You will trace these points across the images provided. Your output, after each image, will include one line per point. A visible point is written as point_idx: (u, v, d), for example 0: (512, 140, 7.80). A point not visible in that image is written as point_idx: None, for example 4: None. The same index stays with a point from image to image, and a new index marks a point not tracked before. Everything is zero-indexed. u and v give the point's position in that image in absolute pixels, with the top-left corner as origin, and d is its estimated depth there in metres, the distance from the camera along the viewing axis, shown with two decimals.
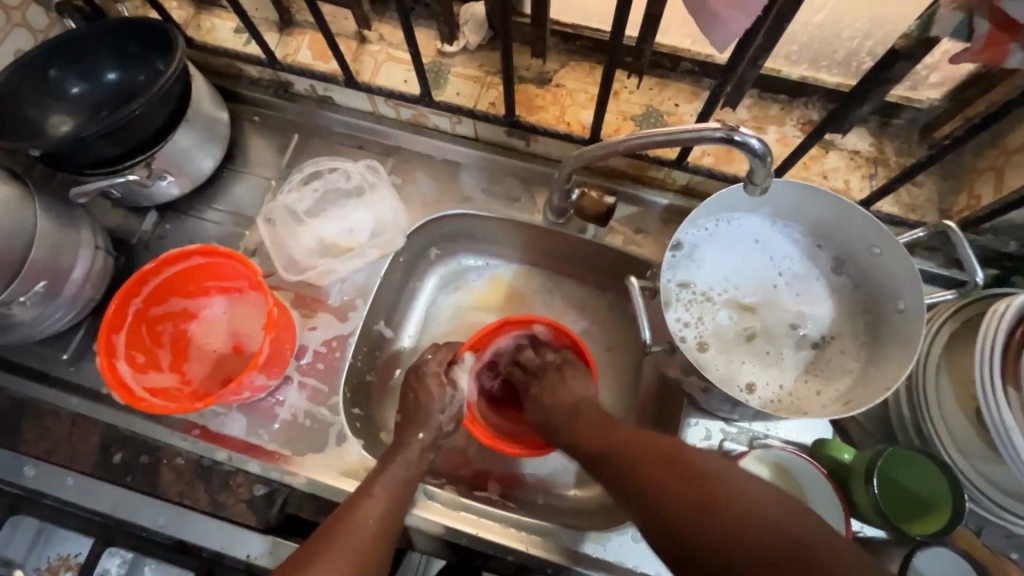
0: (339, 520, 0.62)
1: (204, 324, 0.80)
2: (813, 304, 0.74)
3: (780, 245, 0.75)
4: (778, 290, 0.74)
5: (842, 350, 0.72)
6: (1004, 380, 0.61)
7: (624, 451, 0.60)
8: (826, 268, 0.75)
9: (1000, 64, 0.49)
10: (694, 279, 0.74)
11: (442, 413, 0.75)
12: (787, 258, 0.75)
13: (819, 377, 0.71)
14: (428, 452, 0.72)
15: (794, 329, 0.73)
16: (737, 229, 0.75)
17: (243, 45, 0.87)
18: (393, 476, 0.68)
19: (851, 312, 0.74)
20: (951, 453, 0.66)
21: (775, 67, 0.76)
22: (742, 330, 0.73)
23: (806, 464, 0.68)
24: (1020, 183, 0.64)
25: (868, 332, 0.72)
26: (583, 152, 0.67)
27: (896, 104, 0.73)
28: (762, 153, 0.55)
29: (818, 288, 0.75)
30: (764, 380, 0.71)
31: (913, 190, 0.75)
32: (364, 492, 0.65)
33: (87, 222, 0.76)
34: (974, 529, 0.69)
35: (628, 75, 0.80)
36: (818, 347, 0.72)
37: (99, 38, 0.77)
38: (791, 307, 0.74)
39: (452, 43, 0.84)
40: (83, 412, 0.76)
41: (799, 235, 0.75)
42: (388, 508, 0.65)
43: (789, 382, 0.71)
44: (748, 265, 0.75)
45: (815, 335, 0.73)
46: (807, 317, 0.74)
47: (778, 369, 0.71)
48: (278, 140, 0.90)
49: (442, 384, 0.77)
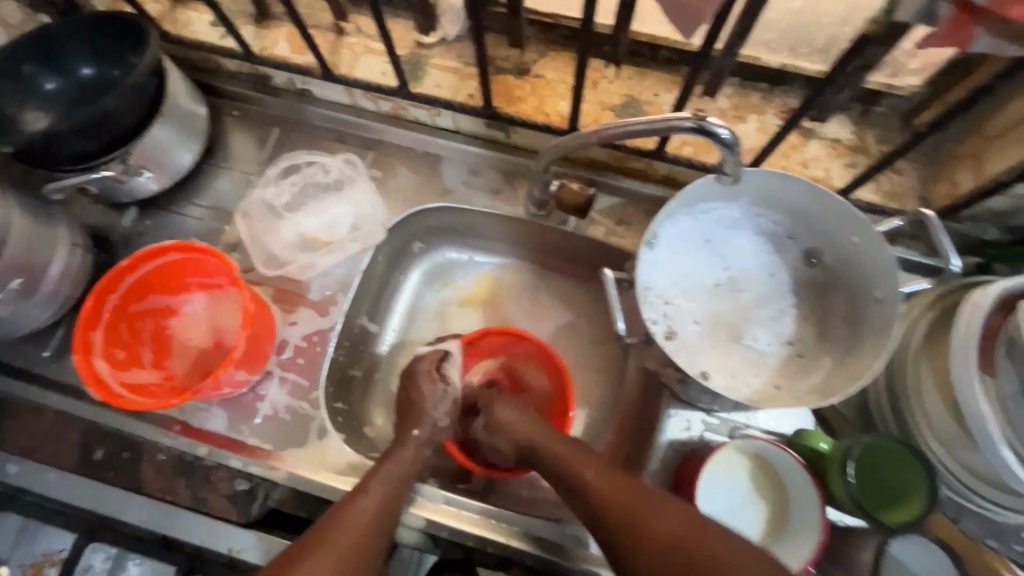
0: (331, 515, 0.62)
1: (185, 321, 0.80)
2: (768, 297, 0.75)
3: (731, 243, 0.75)
4: (728, 290, 0.75)
5: (799, 351, 0.73)
6: (979, 367, 0.61)
7: (594, 504, 0.60)
8: (784, 265, 0.76)
9: (966, 49, 0.48)
10: (654, 283, 0.73)
11: (436, 410, 0.76)
12: (738, 258, 0.76)
13: (783, 375, 0.71)
14: (423, 448, 0.73)
15: (749, 329, 0.73)
16: (694, 226, 0.75)
17: (219, 39, 0.86)
18: (389, 473, 0.68)
19: (811, 311, 0.74)
20: (929, 440, 0.67)
21: (755, 54, 0.74)
22: (703, 330, 0.73)
23: (786, 455, 0.67)
24: (997, 169, 0.64)
25: (841, 326, 0.72)
26: (559, 143, 0.66)
27: (876, 91, 0.73)
28: (729, 142, 0.55)
29: (766, 288, 0.75)
30: (720, 367, 0.71)
31: (893, 177, 0.75)
32: (360, 488, 0.65)
33: (64, 219, 0.76)
34: (951, 517, 0.69)
35: (606, 65, 0.80)
36: (778, 348, 0.73)
37: (73, 32, 0.76)
38: (743, 308, 0.74)
39: (430, 34, 0.83)
40: (64, 409, 0.76)
41: (751, 234, 0.76)
42: (380, 506, 0.64)
43: (751, 377, 0.71)
44: (700, 267, 0.75)
45: (775, 335, 0.73)
46: (762, 317, 0.74)
47: (750, 363, 0.72)
48: (259, 135, 0.89)
49: (434, 380, 0.77)
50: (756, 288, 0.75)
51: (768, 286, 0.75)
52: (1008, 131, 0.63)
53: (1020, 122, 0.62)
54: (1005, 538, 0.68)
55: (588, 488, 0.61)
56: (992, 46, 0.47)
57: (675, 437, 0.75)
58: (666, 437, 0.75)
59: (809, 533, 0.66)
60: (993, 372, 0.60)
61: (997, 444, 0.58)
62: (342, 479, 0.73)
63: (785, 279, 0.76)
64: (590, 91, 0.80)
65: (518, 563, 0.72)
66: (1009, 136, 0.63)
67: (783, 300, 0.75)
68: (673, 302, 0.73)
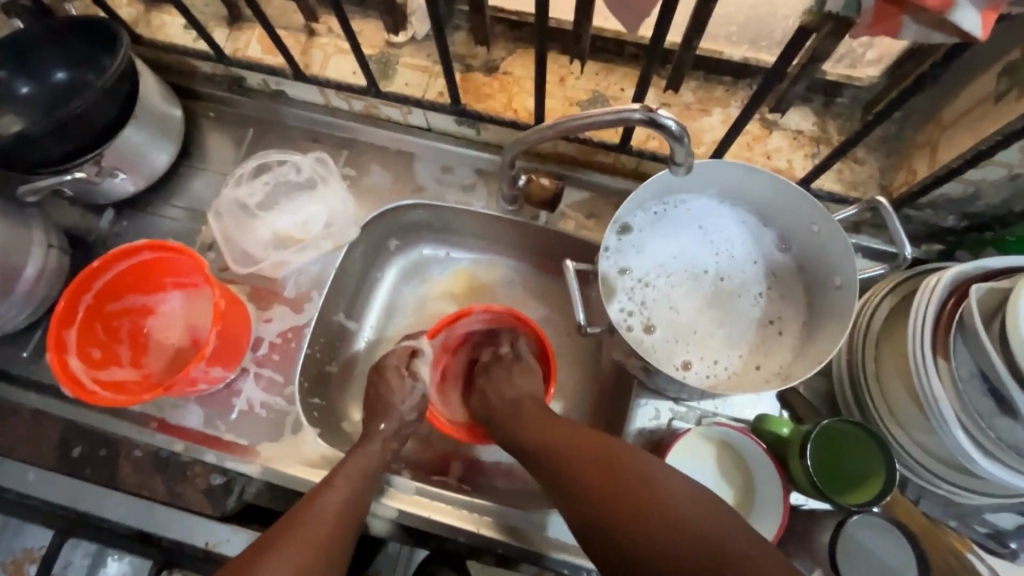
0: (296, 510, 0.62)
1: (161, 319, 0.81)
2: (749, 281, 0.76)
3: (724, 230, 0.76)
4: (710, 279, 0.75)
5: (778, 329, 0.74)
6: (934, 351, 0.62)
7: (599, 471, 0.58)
8: (761, 253, 0.76)
9: (895, 38, 0.49)
10: (634, 263, 0.75)
11: (403, 404, 0.76)
12: (727, 243, 0.76)
13: (763, 354, 0.73)
14: (390, 442, 0.74)
15: (733, 314, 0.74)
16: (683, 212, 0.76)
17: (192, 41, 0.87)
18: (357, 469, 0.69)
19: (785, 291, 0.75)
20: (889, 424, 0.68)
21: (716, 48, 0.75)
22: (682, 320, 0.74)
23: (749, 440, 0.69)
24: (949, 157, 0.65)
25: (805, 308, 0.74)
26: (521, 137, 0.67)
27: (836, 82, 0.74)
28: (678, 133, 0.56)
29: (748, 275, 0.76)
30: (704, 354, 0.73)
31: (855, 167, 0.76)
32: (324, 484, 0.66)
33: (40, 221, 0.77)
34: (912, 498, 0.71)
35: (572, 61, 0.80)
36: (755, 327, 0.74)
37: (46, 37, 0.77)
38: (725, 296, 0.75)
39: (399, 34, 0.84)
40: (42, 408, 0.77)
41: (740, 220, 0.76)
42: (346, 500, 0.65)
43: (730, 357, 0.73)
44: (689, 250, 0.76)
45: (754, 316, 0.74)
46: (742, 302, 0.75)
47: (726, 345, 0.73)
48: (234, 135, 0.90)
49: (403, 375, 0.78)
50: (740, 272, 0.76)
51: (754, 269, 0.76)
52: (960, 119, 0.64)
53: (971, 111, 0.63)
54: (965, 519, 0.70)
55: (594, 455, 0.60)
56: (918, 36, 0.48)
57: (644, 425, 0.76)
58: (635, 426, 0.76)
59: (772, 517, 0.67)
60: (947, 356, 0.61)
61: (951, 425, 0.60)
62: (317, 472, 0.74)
63: (767, 266, 0.76)
64: (557, 87, 0.80)
65: (490, 552, 0.73)
66: (961, 125, 0.64)
67: (759, 283, 0.75)
68: (655, 285, 0.75)
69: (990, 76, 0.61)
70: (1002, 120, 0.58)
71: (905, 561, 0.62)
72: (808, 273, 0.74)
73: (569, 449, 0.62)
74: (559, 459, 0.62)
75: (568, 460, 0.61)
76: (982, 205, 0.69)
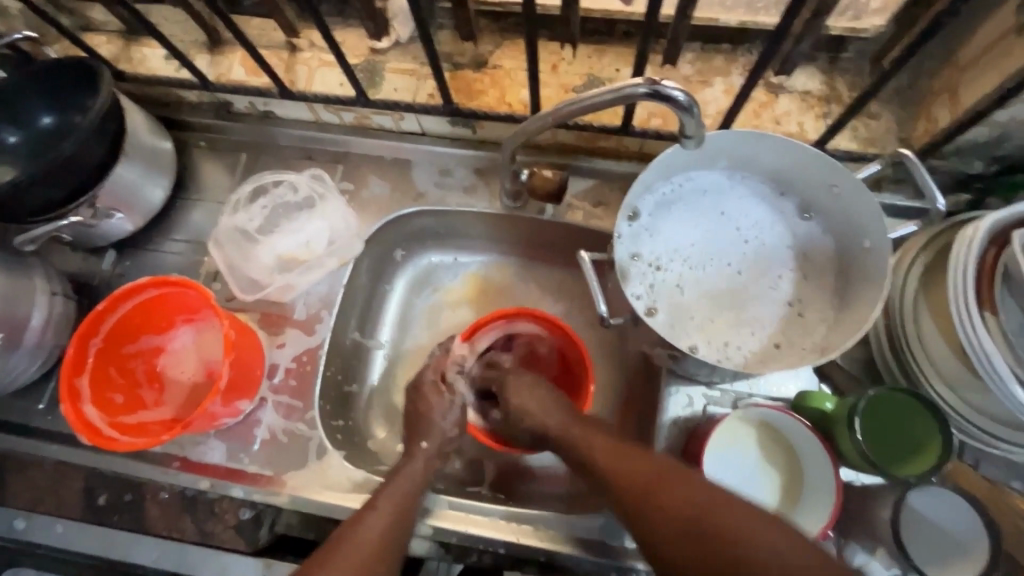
0: (343, 533, 0.59)
1: (174, 357, 0.79)
2: (779, 259, 0.72)
3: (742, 213, 0.73)
4: (730, 269, 0.71)
5: (794, 312, 0.70)
6: (980, 305, 0.58)
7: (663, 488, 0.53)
8: (789, 228, 0.73)
9: None
10: (638, 252, 0.72)
11: (444, 420, 0.73)
12: (756, 227, 0.73)
13: (783, 338, 0.69)
14: (434, 462, 0.70)
15: (748, 295, 0.70)
16: (703, 199, 0.73)
17: (175, 71, 0.85)
18: (398, 489, 0.65)
19: (806, 277, 0.71)
20: (938, 387, 0.64)
21: (710, 16, 0.72)
22: (689, 297, 0.70)
23: (792, 420, 0.66)
24: (973, 98, 0.61)
25: (827, 291, 0.70)
26: (518, 129, 0.65)
27: (841, 36, 0.71)
28: (686, 103, 0.53)
29: (766, 266, 0.72)
30: (717, 342, 0.69)
31: (869, 122, 0.72)
32: (368, 507, 0.63)
33: (40, 269, 0.76)
34: (971, 463, 0.67)
35: (563, 46, 0.78)
36: (779, 316, 0.70)
37: (28, 83, 0.76)
38: (729, 296, 0.71)
39: (383, 39, 0.82)
40: (62, 458, 0.75)
41: (755, 203, 0.73)
42: (394, 523, 0.62)
43: (746, 340, 0.69)
44: (712, 236, 0.72)
45: (776, 305, 0.70)
46: (759, 293, 0.71)
47: (739, 330, 0.69)
48: (227, 162, 0.89)
49: (441, 392, 0.75)
50: (762, 257, 0.72)
51: (777, 254, 0.72)
52: (980, 59, 0.61)
53: (990, 49, 0.60)
54: None
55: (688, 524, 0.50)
56: None
57: (678, 414, 0.73)
58: (669, 416, 0.73)
59: (828, 493, 0.63)
60: (995, 309, 0.58)
61: (1008, 382, 0.56)
62: (347, 495, 0.72)
63: (792, 243, 0.72)
64: (550, 75, 0.77)
65: (533, 560, 0.71)
66: (982, 64, 0.60)
67: (784, 265, 0.72)
68: (667, 268, 0.71)
69: (1009, 8, 0.57)
70: None
71: (973, 531, 0.58)
72: (830, 244, 0.71)
73: (657, 512, 0.52)
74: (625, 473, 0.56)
75: (660, 525, 0.52)
76: (1010, 146, 0.65)
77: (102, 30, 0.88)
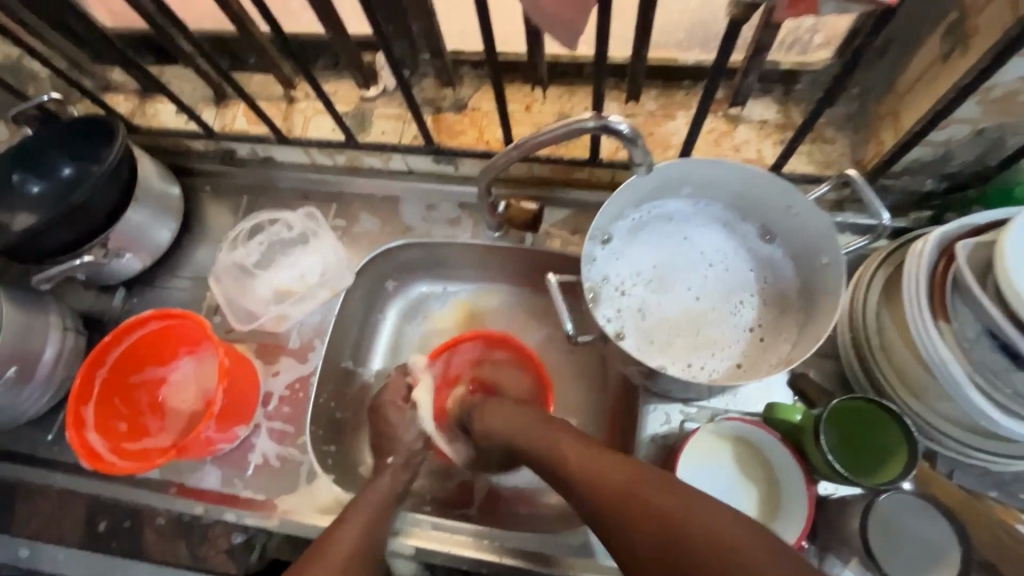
0: (323, 540, 0.63)
1: (175, 386, 0.82)
2: (740, 281, 0.76)
3: (705, 239, 0.77)
4: (690, 295, 0.75)
5: (752, 340, 0.73)
6: (934, 314, 0.61)
7: (615, 489, 0.53)
8: (748, 252, 0.77)
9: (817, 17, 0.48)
10: (610, 276, 0.76)
11: (408, 436, 0.80)
12: (705, 257, 0.77)
13: (749, 355, 0.72)
14: (401, 474, 0.73)
15: (713, 315, 0.74)
16: (668, 226, 0.78)
17: (183, 124, 0.93)
18: (370, 503, 0.67)
19: (767, 296, 0.75)
20: (903, 397, 0.66)
21: (669, 57, 0.79)
22: (650, 323, 0.74)
23: (768, 436, 0.67)
24: (913, 120, 0.65)
25: (789, 309, 0.74)
26: (490, 165, 0.70)
27: (791, 70, 0.76)
28: (631, 135, 0.59)
29: (728, 288, 0.76)
30: (685, 359, 0.72)
31: (825, 147, 0.77)
32: (339, 520, 0.65)
33: (55, 307, 0.82)
34: (945, 473, 0.68)
35: (535, 88, 0.84)
36: (743, 334, 0.73)
37: (51, 139, 0.84)
38: (696, 314, 0.74)
39: (371, 88, 0.89)
40: (68, 486, 0.79)
41: (712, 231, 0.78)
42: (368, 532, 0.64)
43: (712, 357, 0.72)
44: (677, 260, 0.77)
45: (740, 324, 0.74)
46: (723, 314, 0.74)
47: (706, 348, 0.73)
48: (231, 204, 0.96)
49: (404, 410, 0.82)
50: (724, 279, 0.76)
51: (738, 276, 0.76)
52: (916, 84, 0.65)
53: (923, 76, 0.64)
54: (1008, 489, 0.66)
55: (655, 522, 0.48)
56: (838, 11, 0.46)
57: (656, 432, 0.75)
58: (647, 433, 0.74)
59: (799, 507, 0.65)
60: (948, 318, 0.60)
61: (965, 388, 0.58)
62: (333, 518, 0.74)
63: (751, 265, 0.77)
64: (524, 114, 0.83)
65: None
66: (917, 90, 0.65)
67: (746, 286, 0.76)
68: (629, 294, 0.75)
69: (935, 38, 0.62)
70: (957, 74, 0.58)
71: (946, 534, 0.58)
72: (790, 264, 0.75)
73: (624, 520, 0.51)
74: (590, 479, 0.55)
75: (627, 521, 0.50)
76: (957, 164, 0.69)
77: (121, 90, 0.97)
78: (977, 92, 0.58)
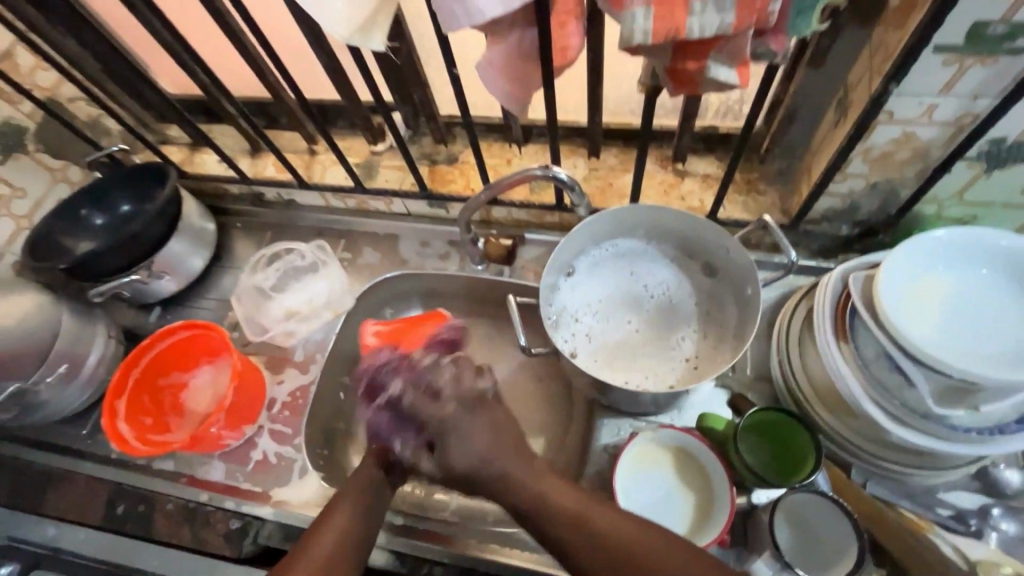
0: (312, 530, 0.69)
1: (194, 391, 0.95)
2: (686, 311, 0.87)
3: (655, 273, 0.89)
4: (639, 321, 0.86)
5: (693, 361, 0.83)
6: (838, 337, 0.70)
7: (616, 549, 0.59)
8: (693, 285, 0.88)
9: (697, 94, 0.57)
10: (569, 303, 0.87)
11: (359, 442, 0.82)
12: (654, 290, 0.88)
13: (689, 373, 0.82)
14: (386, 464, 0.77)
15: (659, 338, 0.85)
16: (623, 262, 0.89)
17: (223, 171, 1.11)
18: (358, 492, 0.72)
19: (709, 324, 0.85)
20: (820, 413, 0.75)
21: (624, 121, 0.95)
22: (603, 343, 0.84)
23: (699, 444, 0.76)
24: (817, 175, 0.77)
25: (727, 334, 0.84)
26: (466, 206, 0.84)
27: (727, 134, 0.90)
28: (570, 183, 0.77)
29: (675, 316, 0.86)
30: (633, 374, 0.82)
31: (758, 197, 0.89)
32: (331, 507, 0.71)
33: (103, 318, 0.97)
34: (862, 484, 0.75)
35: (513, 146, 1.00)
36: (686, 355, 0.83)
37: (116, 181, 1.03)
38: (644, 337, 0.85)
39: (379, 144, 1.06)
40: (94, 474, 0.91)
41: (663, 266, 0.89)
42: (357, 519, 0.70)
43: (655, 373, 0.82)
44: (630, 292, 0.88)
45: (684, 346, 0.84)
46: (668, 338, 0.85)
47: (652, 366, 0.83)
48: (256, 238, 1.12)
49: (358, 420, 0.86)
50: (672, 309, 0.87)
51: (685, 307, 0.87)
52: (820, 145, 0.78)
53: (824, 139, 0.77)
54: (920, 500, 0.73)
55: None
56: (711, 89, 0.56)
57: (609, 442, 0.84)
58: (600, 442, 0.84)
59: (721, 514, 0.72)
60: (849, 340, 0.69)
61: (861, 400, 0.67)
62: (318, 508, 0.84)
63: (697, 297, 0.87)
64: (504, 166, 0.99)
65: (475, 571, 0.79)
66: (820, 150, 0.78)
67: (690, 315, 0.86)
68: (584, 320, 0.86)
69: (830, 110, 0.76)
70: (841, 138, 0.71)
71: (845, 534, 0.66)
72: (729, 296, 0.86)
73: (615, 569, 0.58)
74: (586, 535, 0.60)
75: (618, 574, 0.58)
76: (864, 213, 0.80)
77: (175, 143, 1.16)
78: (860, 152, 0.70)
